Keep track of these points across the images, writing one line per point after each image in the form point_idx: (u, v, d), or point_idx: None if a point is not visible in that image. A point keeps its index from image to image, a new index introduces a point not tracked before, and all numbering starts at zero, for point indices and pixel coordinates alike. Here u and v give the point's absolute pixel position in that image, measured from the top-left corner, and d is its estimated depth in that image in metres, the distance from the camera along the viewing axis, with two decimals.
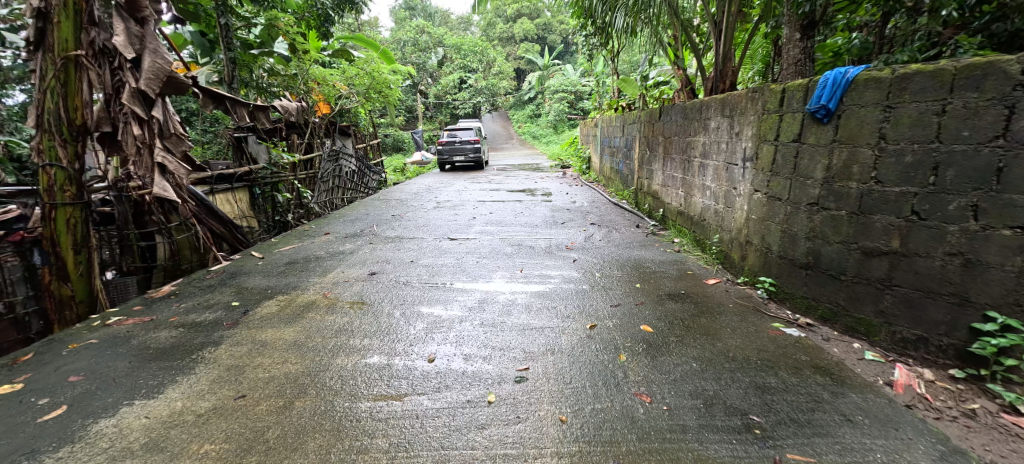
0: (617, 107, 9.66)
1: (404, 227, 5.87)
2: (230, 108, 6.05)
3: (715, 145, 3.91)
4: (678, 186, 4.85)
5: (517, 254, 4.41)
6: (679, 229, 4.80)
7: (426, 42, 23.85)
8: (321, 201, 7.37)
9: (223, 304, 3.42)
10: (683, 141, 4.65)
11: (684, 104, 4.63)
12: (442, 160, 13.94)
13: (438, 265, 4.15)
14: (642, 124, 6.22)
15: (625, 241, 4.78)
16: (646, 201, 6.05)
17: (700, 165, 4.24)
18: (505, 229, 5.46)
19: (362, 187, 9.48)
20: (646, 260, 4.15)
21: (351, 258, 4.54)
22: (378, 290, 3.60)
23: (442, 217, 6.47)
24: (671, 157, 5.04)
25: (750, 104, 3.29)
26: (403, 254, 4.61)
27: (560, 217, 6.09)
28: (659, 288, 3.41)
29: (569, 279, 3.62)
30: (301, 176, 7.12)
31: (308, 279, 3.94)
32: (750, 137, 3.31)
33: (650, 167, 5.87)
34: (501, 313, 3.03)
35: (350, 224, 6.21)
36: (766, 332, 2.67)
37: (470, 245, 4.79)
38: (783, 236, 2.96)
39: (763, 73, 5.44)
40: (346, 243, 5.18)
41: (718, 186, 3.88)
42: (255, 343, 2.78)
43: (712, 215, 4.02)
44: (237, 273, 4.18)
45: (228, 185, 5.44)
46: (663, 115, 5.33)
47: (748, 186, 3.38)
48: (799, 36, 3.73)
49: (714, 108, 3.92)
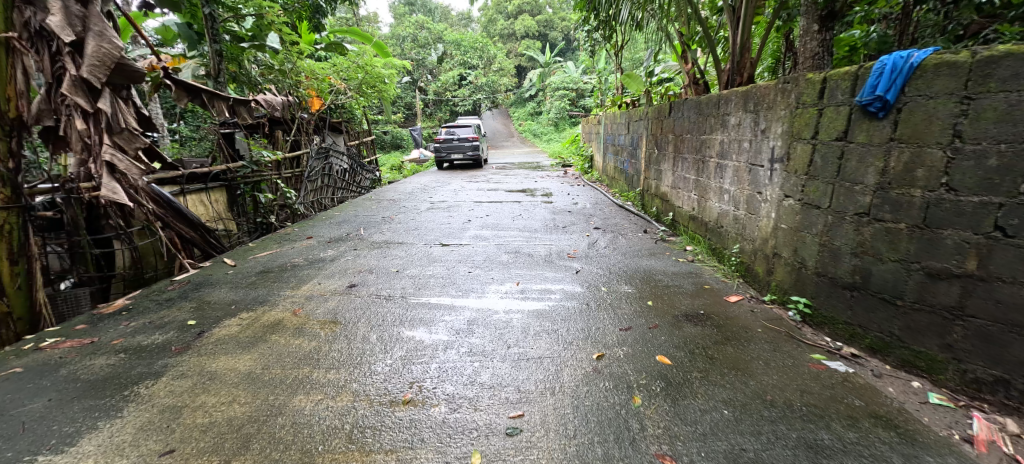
0: (621, 104, 9.21)
1: (393, 231, 5.45)
2: (208, 102, 5.63)
3: (735, 144, 3.48)
4: (691, 188, 4.42)
5: (513, 263, 3.98)
6: (691, 236, 4.38)
7: (425, 38, 23.35)
8: (308, 201, 6.96)
9: (177, 324, 3.01)
10: (696, 139, 4.22)
11: (697, 99, 4.20)
12: (439, 158, 13.51)
13: (424, 277, 3.73)
14: (649, 121, 5.79)
15: (632, 249, 4.37)
16: (653, 203, 5.63)
17: (717, 166, 3.82)
18: (502, 233, 5.03)
19: (354, 186, 9.06)
20: (657, 272, 3.73)
21: (330, 267, 4.12)
22: (355, 307, 3.18)
23: (434, 219, 6.06)
24: (682, 157, 4.61)
25: (780, 96, 2.86)
26: (388, 263, 4.19)
27: (562, 220, 5.66)
28: (675, 307, 2.98)
29: (572, 295, 3.21)
30: (286, 175, 6.70)
31: (279, 293, 3.52)
32: (779, 134, 2.89)
33: (658, 167, 5.44)
34: (493, 338, 2.61)
35: (336, 227, 5.79)
36: (805, 368, 2.25)
37: (463, 253, 4.37)
38: (821, 250, 2.55)
39: (772, 71, 5.04)
40: (328, 248, 4.76)
41: (738, 189, 3.46)
42: (204, 375, 2.37)
43: (730, 222, 3.61)
44: (202, 284, 3.76)
45: (201, 185, 5.02)
46: (673, 112, 4.90)
47: (776, 191, 2.96)
48: (818, 27, 3.31)
49: (734, 103, 3.49)
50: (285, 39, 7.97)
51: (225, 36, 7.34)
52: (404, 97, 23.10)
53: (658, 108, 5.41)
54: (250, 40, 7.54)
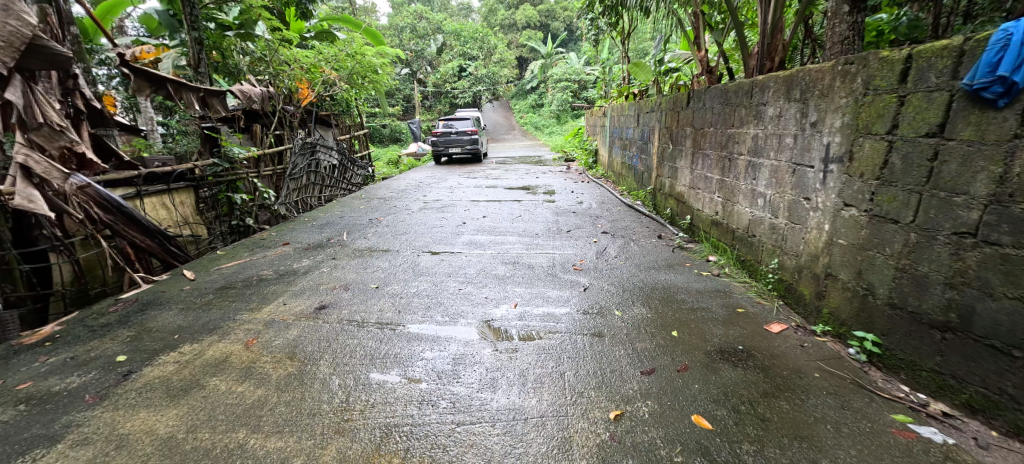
0: (628, 94, 8.61)
1: (379, 235, 4.92)
2: (174, 94, 5.10)
3: (773, 139, 2.94)
4: (714, 190, 3.87)
5: (510, 277, 3.46)
6: (714, 244, 3.85)
7: (424, 29, 22.72)
8: (291, 200, 6.44)
9: (103, 361, 2.49)
10: (721, 133, 3.67)
11: (723, 86, 3.64)
12: (437, 152, 12.95)
13: (405, 295, 3.20)
14: (663, 113, 5.23)
15: (647, 259, 3.83)
16: (666, 204, 5.09)
17: (748, 165, 3.27)
18: (498, 239, 4.50)
19: (344, 183, 8.52)
20: (679, 289, 3.19)
21: (302, 281, 3.59)
22: (320, 337, 2.65)
23: (426, 221, 5.52)
24: (703, 154, 4.06)
25: (840, 81, 2.32)
26: (367, 276, 3.66)
27: (565, 223, 5.12)
28: (706, 338, 2.45)
29: (579, 322, 2.68)
30: (265, 173, 6.17)
31: (235, 315, 3.00)
32: (838, 128, 2.35)
33: (673, 164, 4.90)
34: (484, 385, 2.09)
35: (317, 231, 5.26)
36: (889, 438, 1.72)
37: (453, 264, 3.83)
38: (898, 275, 2.01)
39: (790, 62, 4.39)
40: (303, 257, 4.23)
41: (776, 193, 2.92)
42: (112, 441, 1.87)
43: (766, 232, 3.07)
44: (150, 304, 3.24)
45: (162, 186, 4.50)
46: (691, 102, 4.35)
47: (831, 197, 2.42)
48: (851, 7, 2.80)
49: (772, 90, 2.94)
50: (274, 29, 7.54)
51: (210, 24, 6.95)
52: (402, 89, 22.54)
53: (674, 99, 4.85)
54: (237, 29, 7.16)
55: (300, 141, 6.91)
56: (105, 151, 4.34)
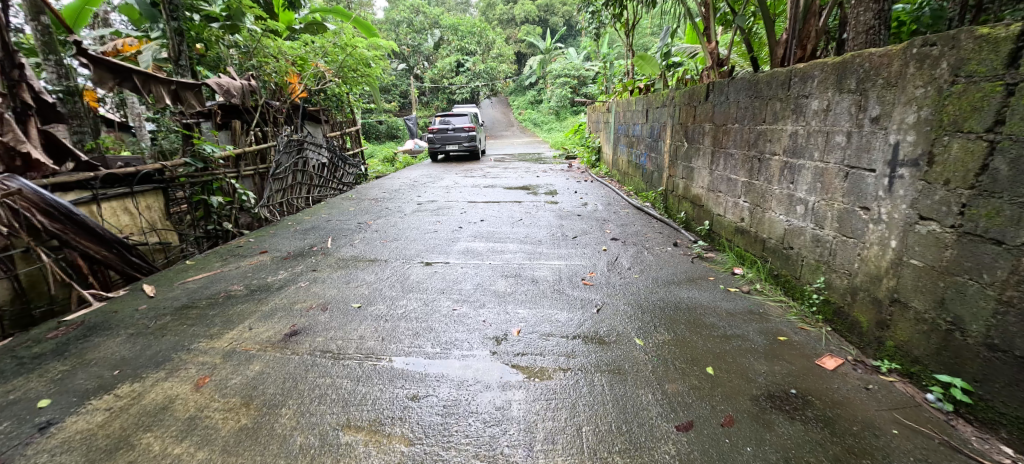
0: (633, 89, 8.16)
1: (366, 242, 4.49)
2: (141, 86, 4.69)
3: (819, 136, 2.52)
4: (739, 193, 3.45)
5: (512, 294, 3.04)
6: (739, 254, 3.44)
7: (422, 23, 22.28)
8: (275, 202, 6.01)
9: (21, 406, 2.07)
10: (749, 130, 3.26)
11: (752, 77, 3.22)
12: (433, 149, 12.49)
13: (391, 317, 2.78)
14: (676, 108, 4.79)
15: (665, 271, 3.41)
16: (680, 207, 4.68)
17: (784, 167, 2.86)
18: (497, 247, 4.08)
19: (334, 182, 8.07)
20: (706, 309, 2.77)
21: (274, 299, 3.16)
22: (286, 372, 2.24)
23: (418, 225, 5.09)
24: (726, 153, 3.64)
25: (917, 66, 1.91)
26: (349, 292, 3.22)
27: (570, 228, 4.70)
28: (749, 377, 2.03)
29: (594, 355, 2.26)
30: (246, 173, 5.75)
31: (190, 344, 2.57)
32: (911, 123, 1.95)
33: (688, 163, 4.49)
34: (481, 448, 1.69)
35: (300, 236, 4.83)
36: None
37: (447, 277, 3.41)
38: (1001, 309, 1.63)
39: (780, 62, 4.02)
40: (281, 268, 3.80)
41: (822, 200, 2.51)
42: None
43: (808, 245, 2.66)
44: (98, 328, 2.83)
45: (124, 189, 4.06)
46: (710, 95, 3.92)
47: (898, 208, 2.02)
48: None
49: (818, 80, 2.52)
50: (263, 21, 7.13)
51: (193, 15, 6.44)
52: (399, 85, 22.06)
53: (689, 92, 4.43)
54: (223, 21, 6.67)
55: (285, 138, 6.48)
56: (59, 151, 3.92)
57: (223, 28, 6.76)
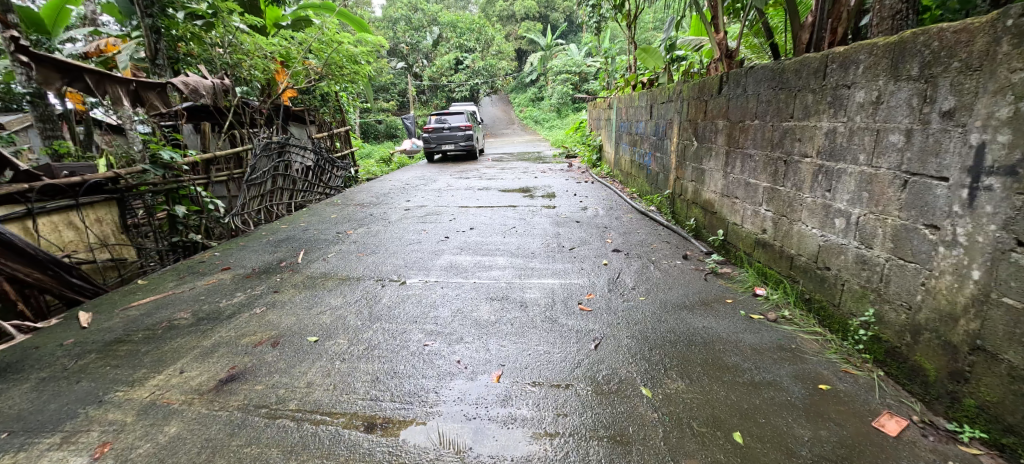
0: (636, 84, 7.68)
1: (340, 256, 4.04)
2: (95, 87, 4.22)
3: (865, 135, 2.08)
4: (760, 200, 2.99)
5: (496, 324, 2.60)
6: (761, 271, 2.98)
7: (420, 20, 21.85)
8: (250, 210, 5.57)
9: None
10: (772, 127, 2.79)
11: (776, 65, 2.76)
12: (429, 149, 12.05)
13: (349, 355, 2.33)
14: (684, 103, 4.33)
15: (676, 291, 2.94)
16: (689, 213, 4.22)
17: (817, 171, 2.41)
18: (485, 263, 3.62)
19: (321, 186, 7.63)
20: (726, 343, 2.30)
21: (222, 331, 2.71)
22: (208, 437, 1.80)
23: (401, 235, 4.64)
24: (743, 153, 3.18)
25: (1016, 45, 1.49)
26: (307, 321, 2.77)
27: (567, 237, 4.24)
28: (789, 450, 1.60)
29: (589, 412, 1.82)
30: (217, 178, 5.31)
31: (105, 394, 2.13)
32: (1004, 119, 1.53)
33: (697, 164, 4.04)
34: None
35: (271, 249, 4.39)
36: None
37: (423, 301, 2.96)
38: None
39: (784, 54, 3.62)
40: (238, 289, 3.35)
41: (871, 214, 2.07)
42: None
43: (851, 267, 2.20)
44: (9, 370, 2.41)
45: (68, 202, 3.64)
46: (724, 88, 3.46)
47: (982, 231, 1.59)
48: None
49: (863, 65, 2.07)
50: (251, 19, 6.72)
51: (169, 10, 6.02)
52: (397, 84, 21.60)
53: (699, 85, 3.97)
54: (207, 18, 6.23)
55: (262, 140, 6.05)
56: None
57: (203, 25, 6.39)
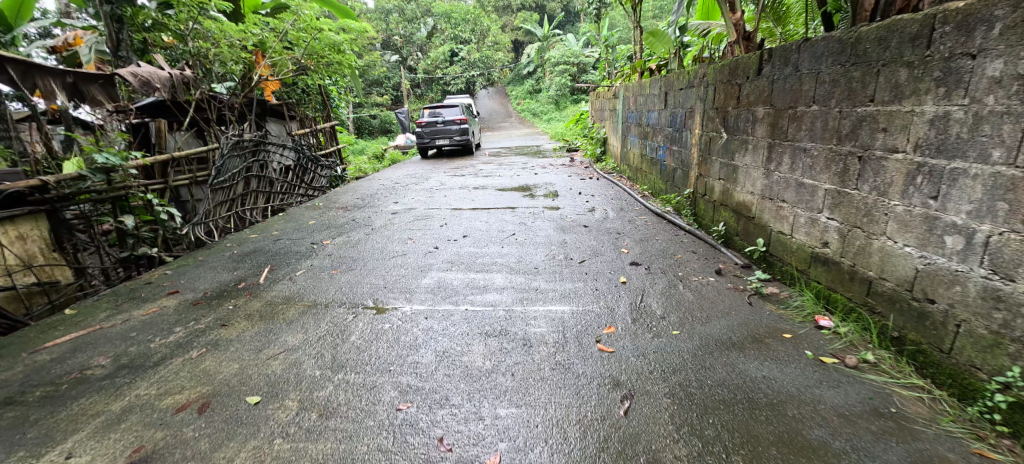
0: (644, 71, 7.03)
1: (310, 274, 3.42)
2: (20, 79, 3.66)
3: (1002, 123, 1.52)
4: (819, 206, 2.41)
5: (491, 373, 2.01)
6: (821, 293, 2.39)
7: (414, 11, 21.11)
8: (217, 217, 4.97)
9: None
10: (840, 114, 2.20)
11: (845, 33, 2.17)
12: (423, 145, 11.40)
13: (297, 429, 1.76)
14: (708, 88, 3.72)
15: (715, 321, 2.36)
16: (717, 217, 3.62)
17: (914, 171, 1.82)
18: (479, 283, 3.02)
19: (302, 186, 7.00)
20: (800, 406, 1.71)
21: (140, 388, 2.13)
22: None
23: (383, 246, 4.03)
24: (794, 146, 2.58)
25: None
26: (252, 371, 2.19)
27: (575, 247, 3.64)
28: None
29: None
30: (176, 182, 4.71)
31: None
32: None
33: (727, 159, 3.44)
34: None
35: (232, 265, 3.79)
36: None
37: (400, 340, 2.36)
38: None
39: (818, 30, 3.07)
40: (177, 323, 2.76)
41: (1015, 233, 1.49)
42: None
43: (972, 304, 1.63)
44: None
45: None
46: (765, 67, 2.86)
47: None
48: None
49: (1003, 24, 1.51)
50: (221, 5, 6.00)
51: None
52: (392, 78, 20.90)
53: (729, 66, 3.36)
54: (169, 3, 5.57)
55: (231, 138, 5.42)
56: None
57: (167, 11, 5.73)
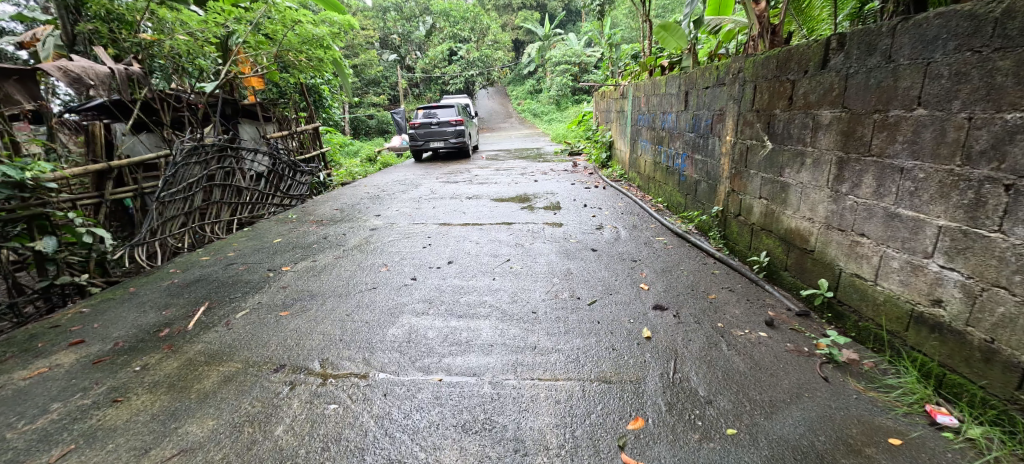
0: (656, 69, 6.34)
1: (251, 318, 2.72)
2: None
3: None
4: (925, 248, 1.74)
5: None
6: (928, 369, 1.73)
7: (412, 9, 20.36)
8: (167, 234, 4.31)
9: None
10: (974, 121, 1.56)
11: (985, 5, 1.52)
12: (416, 147, 10.71)
13: None
14: (746, 86, 3.04)
15: (784, 411, 1.68)
16: (758, 244, 2.95)
17: None
18: (460, 337, 2.33)
19: (278, 194, 6.32)
20: None
21: None
22: None
23: (350, 276, 3.33)
24: (882, 164, 1.92)
25: None
26: None
27: (582, 280, 2.96)
28: None
29: None
30: (115, 196, 4.03)
31: None
32: None
33: (771, 174, 2.76)
34: None
35: (164, 300, 3.08)
36: None
37: (344, 436, 1.68)
38: None
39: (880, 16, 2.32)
40: (58, 396, 2.06)
41: None
42: None
43: None
44: None
45: None
46: (834, 58, 2.20)
47: None
48: None
49: None
50: None
51: None
52: (389, 77, 20.19)
53: (776, 57, 2.68)
54: None
55: (186, 143, 4.72)
56: None
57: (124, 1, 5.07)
